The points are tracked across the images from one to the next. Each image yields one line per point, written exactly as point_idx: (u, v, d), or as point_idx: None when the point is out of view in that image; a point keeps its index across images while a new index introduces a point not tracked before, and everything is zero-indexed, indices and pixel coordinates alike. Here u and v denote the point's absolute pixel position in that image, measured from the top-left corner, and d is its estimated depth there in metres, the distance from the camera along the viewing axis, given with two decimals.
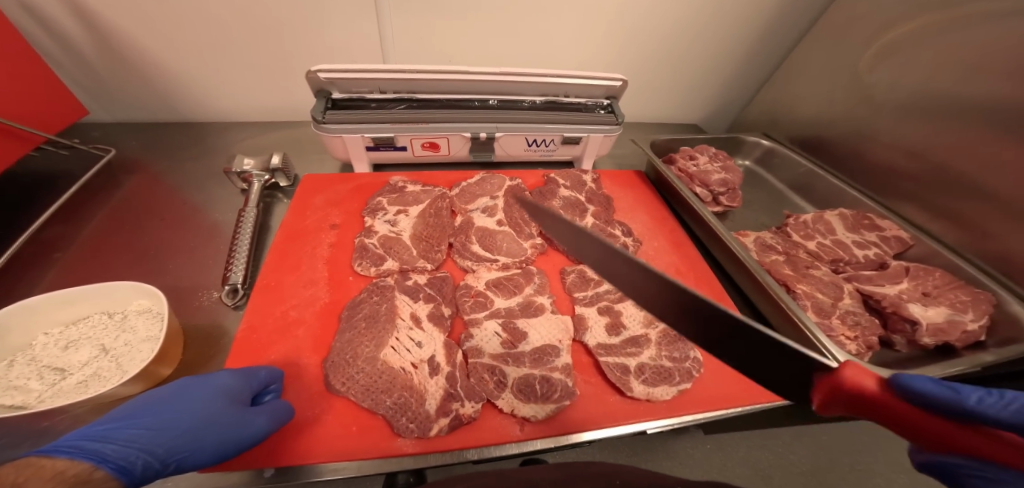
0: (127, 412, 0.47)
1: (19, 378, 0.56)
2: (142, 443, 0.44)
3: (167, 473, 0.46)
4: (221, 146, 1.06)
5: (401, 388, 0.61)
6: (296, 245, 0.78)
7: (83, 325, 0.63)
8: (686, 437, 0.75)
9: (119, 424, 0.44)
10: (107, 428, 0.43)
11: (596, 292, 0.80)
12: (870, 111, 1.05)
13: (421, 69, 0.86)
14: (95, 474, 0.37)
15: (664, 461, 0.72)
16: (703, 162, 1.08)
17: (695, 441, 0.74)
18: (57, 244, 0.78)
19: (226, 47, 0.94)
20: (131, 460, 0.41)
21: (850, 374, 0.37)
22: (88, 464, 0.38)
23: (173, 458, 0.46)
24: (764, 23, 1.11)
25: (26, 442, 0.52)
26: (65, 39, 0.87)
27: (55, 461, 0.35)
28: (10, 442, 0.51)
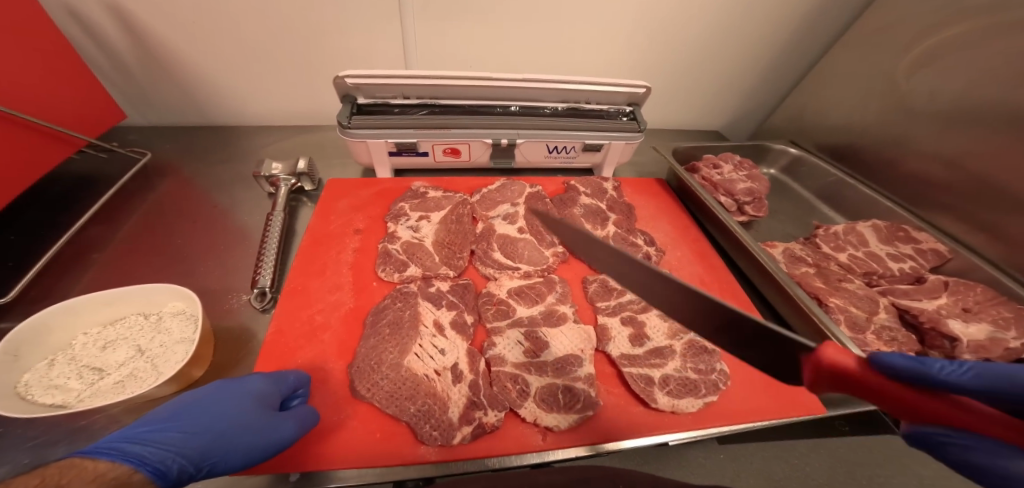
0: (165, 415, 0.48)
1: (59, 377, 0.57)
2: (177, 447, 0.45)
3: (201, 476, 0.47)
4: (249, 150, 1.09)
5: (425, 395, 0.61)
6: (321, 249, 0.79)
7: (120, 326, 0.65)
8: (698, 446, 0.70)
9: (157, 427, 0.46)
10: (145, 431, 0.44)
11: (619, 303, 0.79)
12: (906, 119, 1.01)
13: (445, 75, 0.86)
14: (133, 477, 0.38)
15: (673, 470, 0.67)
16: (728, 170, 1.06)
17: (707, 451, 0.69)
18: (95, 244, 0.82)
19: (257, 54, 0.97)
20: (167, 464, 0.43)
21: (830, 353, 0.38)
22: (128, 467, 0.39)
23: (206, 462, 0.47)
24: (792, 27, 1.08)
25: (65, 439, 0.54)
26: (108, 46, 0.91)
27: (97, 463, 0.37)
28: (51, 439, 0.53)
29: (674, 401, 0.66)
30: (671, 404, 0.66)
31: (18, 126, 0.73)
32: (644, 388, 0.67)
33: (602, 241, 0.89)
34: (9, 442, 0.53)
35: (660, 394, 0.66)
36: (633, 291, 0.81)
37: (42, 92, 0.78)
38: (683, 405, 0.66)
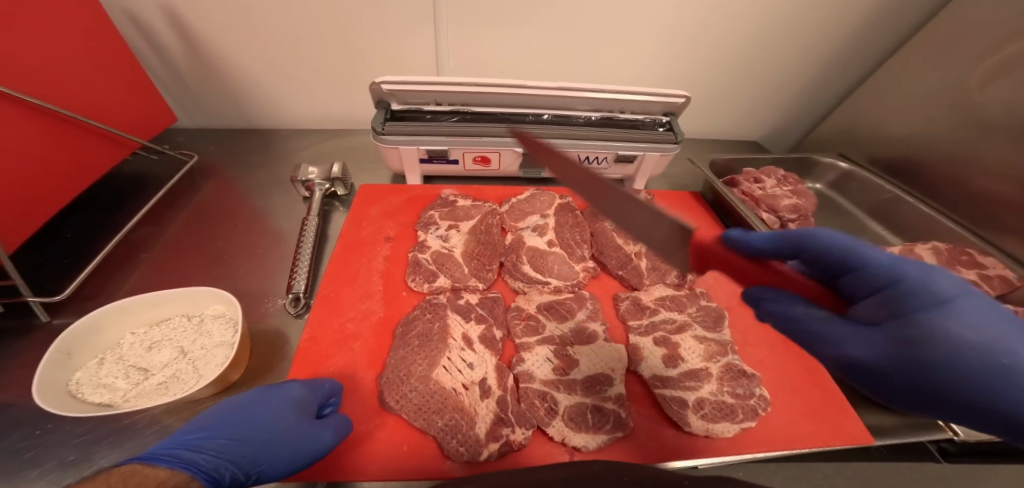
0: (217, 421, 0.51)
1: (107, 376, 0.60)
2: (227, 454, 0.48)
3: (251, 482, 0.50)
4: (285, 154, 1.12)
5: (452, 409, 0.60)
6: (354, 256, 0.80)
7: (165, 327, 0.68)
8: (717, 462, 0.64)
9: (209, 433, 0.49)
10: (199, 437, 0.48)
11: (652, 322, 0.76)
12: (978, 132, 0.93)
13: (479, 83, 0.86)
14: (191, 484, 0.41)
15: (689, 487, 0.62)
16: (770, 185, 1.01)
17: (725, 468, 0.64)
18: (143, 244, 0.86)
19: (297, 59, 0.99)
20: (219, 471, 0.46)
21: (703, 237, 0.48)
22: (187, 474, 0.41)
23: (254, 470, 0.50)
24: (845, 33, 1.02)
25: (108, 437, 0.57)
26: (165, 54, 0.96)
27: (156, 471, 0.38)
28: (95, 437, 0.56)
29: (709, 424, 0.63)
30: (706, 428, 0.62)
31: (78, 129, 0.78)
32: (677, 411, 0.63)
33: (634, 257, 0.86)
34: (61, 436, 0.56)
35: (695, 417, 0.63)
36: (666, 310, 0.78)
37: (102, 98, 0.82)
38: (718, 430, 0.62)
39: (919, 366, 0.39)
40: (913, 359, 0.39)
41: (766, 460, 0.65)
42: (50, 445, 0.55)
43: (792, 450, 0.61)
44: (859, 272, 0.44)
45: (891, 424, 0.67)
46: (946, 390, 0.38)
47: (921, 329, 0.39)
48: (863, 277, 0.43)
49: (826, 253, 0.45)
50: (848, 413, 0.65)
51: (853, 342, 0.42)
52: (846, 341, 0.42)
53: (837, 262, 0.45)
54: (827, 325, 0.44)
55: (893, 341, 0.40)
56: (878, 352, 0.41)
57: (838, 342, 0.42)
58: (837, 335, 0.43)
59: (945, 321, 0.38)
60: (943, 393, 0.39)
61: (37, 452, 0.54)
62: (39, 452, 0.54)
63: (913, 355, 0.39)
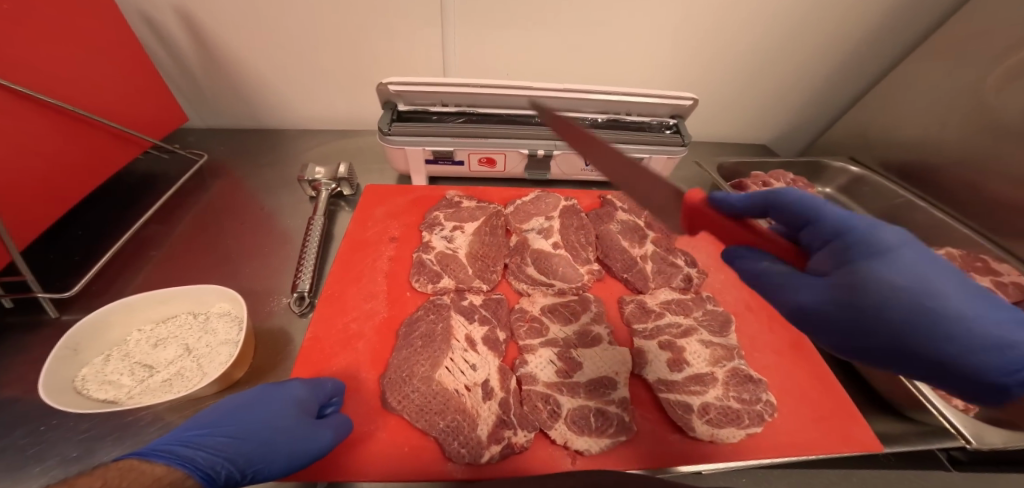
0: (215, 419, 0.51)
1: (113, 372, 0.61)
2: (225, 453, 0.47)
3: (246, 482, 0.49)
4: (293, 154, 1.13)
5: (454, 411, 0.60)
6: (358, 256, 0.81)
7: (171, 324, 0.68)
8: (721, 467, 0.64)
9: (207, 431, 0.49)
10: (197, 434, 0.47)
11: (657, 325, 0.75)
12: (993, 137, 0.91)
13: (485, 84, 0.86)
14: (186, 482, 0.40)
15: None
16: None
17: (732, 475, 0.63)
18: (152, 242, 0.87)
19: (306, 60, 1.00)
20: (216, 470, 0.45)
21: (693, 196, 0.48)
22: (182, 472, 0.41)
23: (250, 468, 0.49)
24: (856, 36, 1.01)
25: (111, 434, 0.57)
26: (178, 55, 0.98)
27: (154, 467, 0.39)
28: (99, 434, 0.57)
29: (714, 430, 0.62)
30: (710, 433, 0.61)
31: (92, 129, 0.79)
32: (682, 416, 0.63)
33: (639, 260, 0.85)
34: (66, 432, 0.57)
35: (699, 422, 0.62)
36: (672, 314, 0.77)
37: (116, 98, 0.84)
38: (723, 435, 0.61)
39: (863, 311, 0.40)
40: (856, 303, 0.40)
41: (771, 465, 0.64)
42: (55, 440, 0.56)
43: (799, 457, 0.60)
44: (815, 224, 0.46)
45: (900, 431, 0.66)
46: (880, 327, 0.40)
47: (862, 274, 0.40)
48: (818, 228, 0.45)
49: (793, 207, 0.47)
50: (858, 421, 0.64)
51: (805, 290, 0.44)
52: (796, 289, 0.44)
53: (798, 216, 0.47)
54: (787, 275, 0.45)
55: (837, 286, 0.42)
56: (824, 297, 0.42)
57: (793, 293, 0.44)
58: (794, 286, 0.44)
59: (885, 267, 0.40)
60: (893, 336, 0.39)
61: (41, 448, 0.55)
62: (43, 448, 0.55)
63: (856, 299, 0.40)
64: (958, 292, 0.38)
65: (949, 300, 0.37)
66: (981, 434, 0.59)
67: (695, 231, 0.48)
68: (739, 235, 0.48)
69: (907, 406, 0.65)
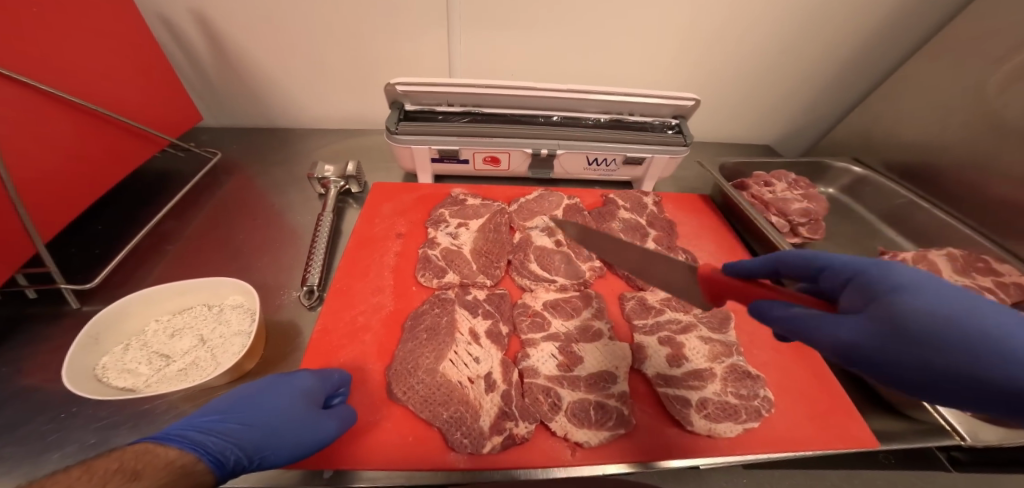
0: (226, 408, 0.53)
1: (131, 361, 0.64)
2: (235, 438, 0.49)
3: (252, 468, 0.50)
4: (303, 153, 1.16)
5: (457, 402, 0.62)
6: (366, 252, 0.83)
7: (186, 315, 0.71)
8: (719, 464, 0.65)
9: (219, 419, 0.50)
10: (209, 421, 0.49)
11: (657, 322, 0.76)
12: (997, 138, 0.91)
13: (490, 84, 0.88)
14: (197, 466, 0.42)
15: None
16: (781, 190, 1.01)
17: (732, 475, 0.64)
18: (167, 237, 0.90)
19: (316, 60, 1.03)
20: (225, 455, 0.46)
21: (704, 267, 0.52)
22: (194, 455, 0.43)
23: (257, 455, 0.50)
24: (860, 37, 1.01)
25: (127, 422, 0.60)
26: (193, 56, 1.01)
27: (167, 450, 0.41)
28: (117, 421, 0.59)
29: (712, 424, 0.63)
30: (708, 427, 0.63)
31: (111, 128, 0.82)
32: (680, 410, 0.64)
33: None
34: (85, 419, 0.60)
35: (697, 417, 0.63)
36: (672, 310, 0.78)
37: (134, 98, 0.87)
38: (720, 429, 0.63)
39: (915, 346, 0.34)
40: (905, 337, 0.35)
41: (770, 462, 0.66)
42: (75, 426, 0.59)
43: (796, 452, 0.61)
44: (828, 271, 0.44)
45: (899, 430, 0.66)
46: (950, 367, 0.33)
47: (894, 305, 0.36)
48: (833, 273, 0.43)
49: (796, 260, 0.47)
50: (856, 418, 0.65)
51: (839, 326, 0.38)
52: (833, 326, 0.38)
53: (807, 266, 0.46)
54: (817, 316, 0.40)
55: (876, 323, 0.36)
56: (863, 332, 0.37)
57: (825, 331, 0.39)
58: (823, 326, 0.39)
59: (915, 297, 0.36)
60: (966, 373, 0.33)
61: (61, 435, 0.58)
62: (63, 434, 0.58)
63: (897, 330, 0.35)
64: (1013, 321, 0.33)
65: (1004, 330, 0.32)
66: (975, 431, 0.60)
67: (718, 302, 0.52)
68: (758, 292, 0.47)
69: (902, 403, 0.66)
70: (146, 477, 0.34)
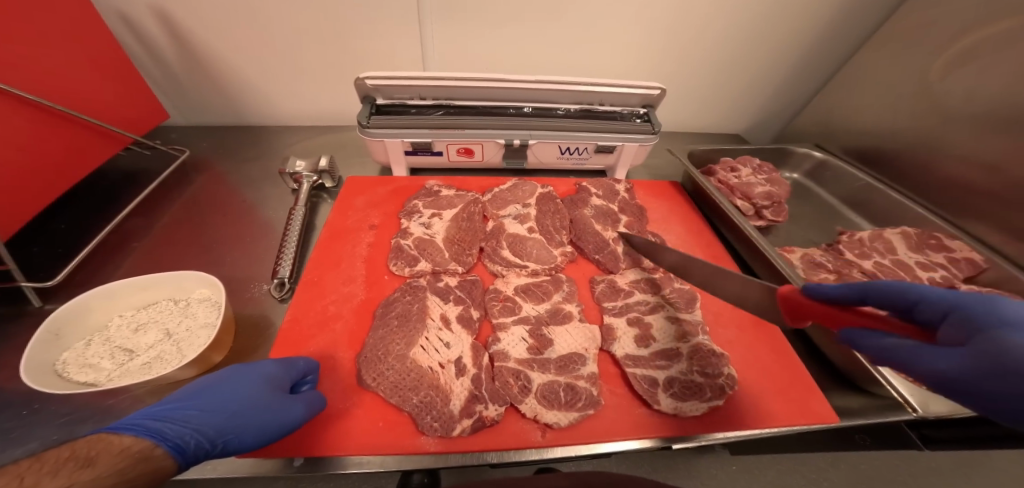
0: (184, 399, 0.51)
1: (93, 356, 0.62)
2: (194, 424, 0.47)
3: (216, 453, 0.49)
4: (276, 149, 1.15)
5: (428, 387, 0.62)
6: (338, 243, 0.83)
7: (152, 310, 0.70)
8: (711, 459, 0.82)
9: (177, 406, 0.49)
10: (167, 410, 0.47)
11: (626, 303, 0.78)
12: (941, 123, 0.96)
13: (459, 76, 0.88)
14: (157, 450, 0.41)
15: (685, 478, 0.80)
16: (746, 174, 1.04)
17: (720, 463, 0.81)
18: (135, 235, 0.88)
19: (285, 56, 1.02)
20: (185, 440, 0.45)
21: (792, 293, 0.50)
22: (150, 441, 0.42)
23: (221, 439, 0.49)
24: (818, 29, 1.05)
25: (92, 417, 0.59)
26: (158, 54, 0.99)
27: (120, 438, 0.39)
28: (81, 416, 0.58)
29: (678, 403, 0.64)
30: (674, 406, 0.64)
31: (61, 119, 0.78)
32: (648, 389, 0.65)
33: (611, 242, 0.88)
34: (46, 416, 0.58)
35: (664, 396, 0.65)
36: (641, 292, 0.80)
37: (88, 91, 0.84)
38: (686, 408, 0.64)
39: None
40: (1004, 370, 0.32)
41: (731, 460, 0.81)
42: (35, 424, 0.57)
43: (759, 428, 0.63)
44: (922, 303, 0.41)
45: (859, 406, 0.67)
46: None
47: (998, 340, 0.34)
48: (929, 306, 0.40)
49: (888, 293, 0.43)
50: (815, 393, 0.67)
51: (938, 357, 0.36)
52: (929, 357, 0.37)
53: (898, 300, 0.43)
54: (914, 347, 0.38)
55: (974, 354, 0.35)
56: (966, 366, 0.35)
57: (923, 362, 0.37)
58: (921, 354, 0.37)
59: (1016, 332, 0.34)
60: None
61: (21, 432, 0.56)
62: (23, 432, 0.56)
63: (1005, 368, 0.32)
64: None
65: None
66: (927, 403, 0.61)
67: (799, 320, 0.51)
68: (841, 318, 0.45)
69: (865, 381, 0.67)
70: (100, 464, 0.34)
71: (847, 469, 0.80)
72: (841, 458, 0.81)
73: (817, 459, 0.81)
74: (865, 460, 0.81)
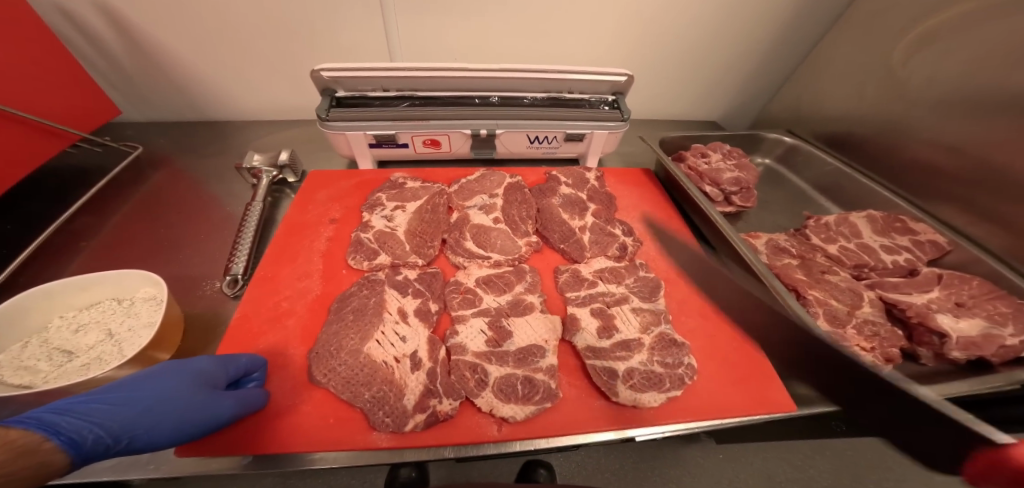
0: (98, 388, 0.47)
1: (29, 358, 0.59)
2: (98, 418, 0.43)
3: (119, 449, 0.45)
4: (240, 143, 1.12)
5: (381, 382, 0.60)
6: (296, 238, 0.80)
7: (93, 310, 0.67)
8: (695, 446, 0.81)
9: (86, 398, 0.44)
10: (73, 400, 0.43)
11: (590, 293, 0.77)
12: (904, 107, 0.96)
13: (419, 65, 0.85)
14: (44, 445, 0.37)
15: (668, 466, 0.79)
16: (716, 160, 1.03)
17: (704, 450, 0.80)
18: (83, 234, 0.85)
19: (241, 49, 0.98)
20: (82, 435, 0.41)
21: None
22: (38, 435, 0.37)
23: (127, 434, 0.46)
24: (785, 13, 1.04)
25: None
26: (106, 48, 0.95)
27: (8, 431, 0.35)
28: None
29: (637, 394, 0.63)
30: (633, 397, 0.63)
31: None
32: (606, 381, 0.64)
33: (578, 231, 0.87)
34: None
35: (623, 387, 0.63)
36: (605, 283, 0.79)
37: (17, 82, 0.78)
38: (645, 399, 0.63)
39: None
40: None
41: (714, 451, 0.80)
42: None
43: (717, 419, 0.62)
44: None
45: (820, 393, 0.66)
46: None
47: None
48: None
49: None
50: (772, 381, 0.66)
51: None
52: None
53: None
54: None
55: None
56: None
57: None
58: None
59: None
60: None
61: None
62: None
63: None
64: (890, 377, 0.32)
65: None
66: None
67: None
68: None
69: None
70: None
71: (830, 455, 0.79)
72: (823, 444, 0.80)
73: (800, 446, 0.80)
74: (848, 445, 0.80)
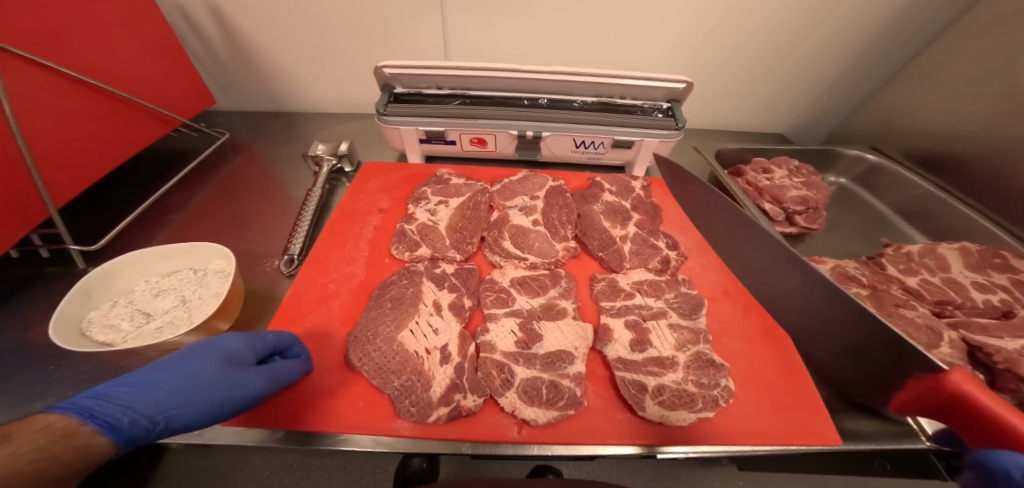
0: (123, 376, 0.48)
1: (115, 318, 0.68)
2: (130, 402, 0.45)
3: (158, 431, 0.47)
4: (306, 133, 1.22)
5: (411, 371, 0.63)
6: (346, 224, 0.86)
7: (171, 279, 0.76)
8: None
9: (113, 385, 0.45)
10: (101, 388, 0.44)
11: (627, 305, 0.75)
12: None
13: (473, 66, 0.87)
14: (83, 429, 0.39)
15: None
16: (779, 176, 0.96)
17: None
18: (173, 208, 0.97)
19: (315, 47, 1.07)
20: (118, 418, 0.42)
21: None
22: (74, 421, 0.39)
23: (162, 416, 0.47)
24: (877, 19, 0.94)
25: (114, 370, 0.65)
26: (205, 45, 1.08)
27: (44, 417, 0.37)
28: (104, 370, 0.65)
29: (665, 411, 0.60)
30: (660, 414, 0.60)
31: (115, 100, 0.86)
32: (635, 395, 0.61)
33: (618, 240, 0.85)
34: (68, 372, 0.65)
35: (651, 403, 0.61)
36: (643, 296, 0.76)
37: (139, 74, 0.91)
38: (673, 417, 0.59)
39: None
40: None
41: None
42: (67, 374, 0.64)
43: (754, 445, 0.57)
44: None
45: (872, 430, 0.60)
46: None
47: None
48: None
49: None
50: (822, 412, 0.60)
51: None
52: None
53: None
54: None
55: None
56: None
57: None
58: None
59: None
60: None
61: (49, 384, 0.63)
62: (54, 382, 0.63)
63: None
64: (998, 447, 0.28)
65: None
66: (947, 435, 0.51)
67: None
68: None
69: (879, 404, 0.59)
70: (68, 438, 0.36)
71: None
72: None
73: None
74: None
